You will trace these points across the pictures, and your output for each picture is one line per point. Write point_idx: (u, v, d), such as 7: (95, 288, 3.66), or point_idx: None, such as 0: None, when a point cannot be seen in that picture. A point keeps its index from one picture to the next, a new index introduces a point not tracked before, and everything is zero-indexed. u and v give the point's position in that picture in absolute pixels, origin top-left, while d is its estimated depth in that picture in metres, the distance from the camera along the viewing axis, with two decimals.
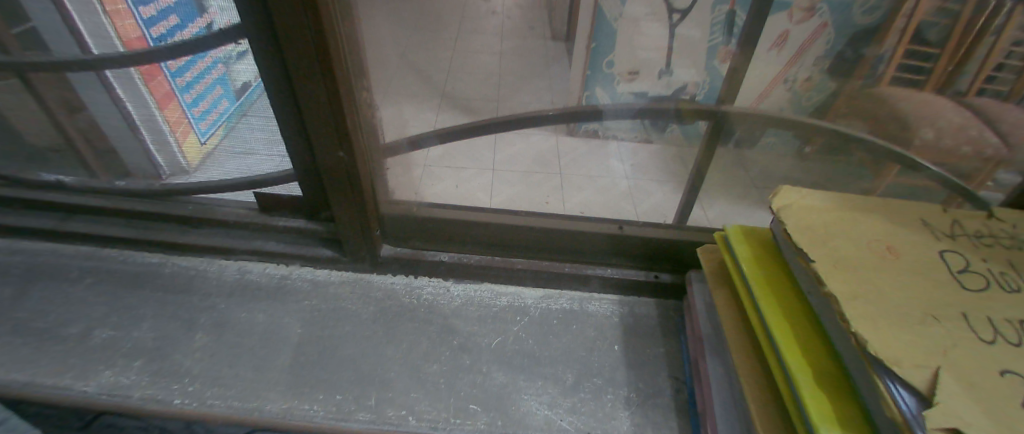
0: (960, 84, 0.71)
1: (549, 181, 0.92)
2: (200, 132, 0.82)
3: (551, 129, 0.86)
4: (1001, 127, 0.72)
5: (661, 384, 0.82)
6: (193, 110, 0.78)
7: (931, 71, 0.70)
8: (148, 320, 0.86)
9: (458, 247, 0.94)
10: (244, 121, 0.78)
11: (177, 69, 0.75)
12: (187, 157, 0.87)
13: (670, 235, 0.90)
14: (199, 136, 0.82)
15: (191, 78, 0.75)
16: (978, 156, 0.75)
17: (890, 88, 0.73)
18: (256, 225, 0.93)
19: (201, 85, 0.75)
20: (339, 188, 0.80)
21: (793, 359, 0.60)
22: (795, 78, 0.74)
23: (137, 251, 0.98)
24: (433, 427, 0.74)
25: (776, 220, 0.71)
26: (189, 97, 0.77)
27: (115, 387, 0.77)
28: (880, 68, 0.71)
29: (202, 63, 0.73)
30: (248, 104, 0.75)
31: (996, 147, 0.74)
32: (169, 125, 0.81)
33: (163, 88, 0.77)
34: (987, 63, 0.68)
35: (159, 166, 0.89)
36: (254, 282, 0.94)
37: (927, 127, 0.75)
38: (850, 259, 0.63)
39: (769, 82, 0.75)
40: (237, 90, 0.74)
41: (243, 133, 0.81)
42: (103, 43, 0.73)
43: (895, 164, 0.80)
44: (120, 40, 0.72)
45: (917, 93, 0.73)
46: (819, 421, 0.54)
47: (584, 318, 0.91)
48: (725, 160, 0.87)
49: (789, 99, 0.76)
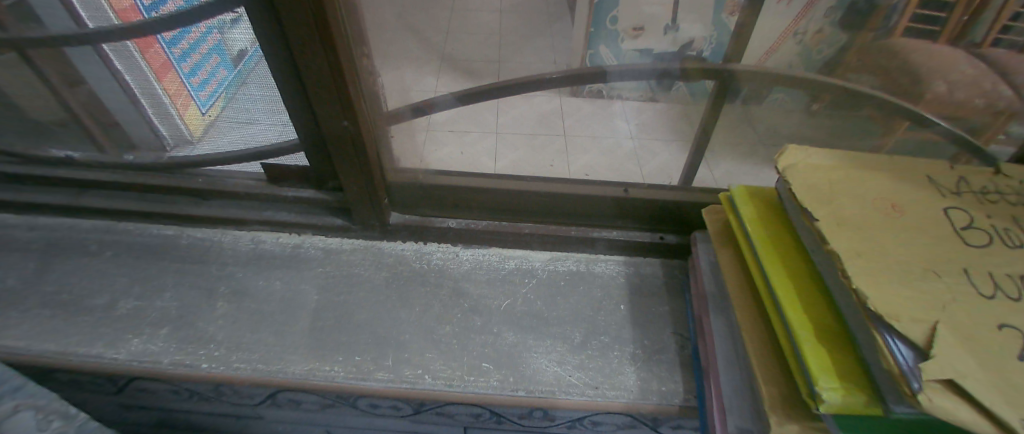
0: (975, 35, 0.70)
1: (553, 144, 0.92)
2: (200, 102, 0.81)
3: (554, 92, 0.85)
4: (1016, 79, 0.72)
5: (666, 340, 0.84)
6: (192, 80, 0.77)
7: (946, 22, 0.69)
8: (169, 290, 0.89)
9: (465, 214, 0.95)
10: (244, 89, 0.77)
11: (171, 39, 0.73)
12: (190, 127, 0.86)
13: (676, 196, 0.92)
14: (200, 107, 0.82)
15: (186, 47, 0.73)
16: (990, 109, 0.75)
17: (903, 40, 0.72)
18: (265, 196, 0.94)
19: (197, 55, 0.74)
20: (346, 157, 0.81)
21: (795, 316, 0.61)
22: (806, 30, 0.72)
23: (152, 224, 1.00)
24: (448, 385, 0.78)
25: (782, 180, 0.72)
26: (185, 67, 0.76)
27: (144, 354, 0.81)
28: (894, 20, 0.70)
29: (196, 32, 0.71)
30: (246, 72, 0.74)
31: (1010, 99, 0.73)
32: (168, 94, 0.80)
33: (160, 58, 0.76)
34: (1003, 12, 0.68)
35: (162, 136, 0.89)
36: (268, 252, 0.96)
37: (939, 80, 0.74)
38: (854, 218, 0.64)
39: (779, 35, 0.73)
40: (234, 58, 0.73)
41: (243, 102, 0.80)
42: (98, 16, 0.72)
43: (904, 122, 0.80)
44: (113, 11, 0.71)
45: (931, 46, 0.72)
46: (818, 374, 0.56)
47: (590, 279, 0.93)
48: (731, 120, 0.87)
49: (799, 52, 0.75)
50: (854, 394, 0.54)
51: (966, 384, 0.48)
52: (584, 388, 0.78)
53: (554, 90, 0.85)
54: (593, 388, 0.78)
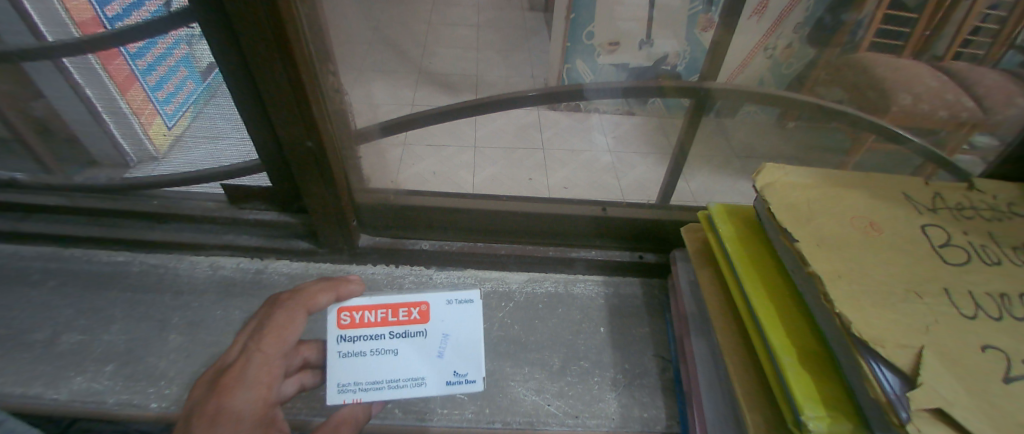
0: (937, 48, 0.71)
1: (531, 158, 0.91)
2: (167, 115, 0.75)
3: (532, 107, 0.82)
4: (977, 91, 0.73)
5: (646, 364, 0.82)
6: (158, 93, 0.72)
7: (909, 36, 0.69)
8: (118, 322, 0.83)
9: (440, 235, 0.92)
10: (213, 103, 0.71)
11: (136, 51, 0.67)
12: (155, 143, 0.80)
13: (655, 216, 0.89)
14: (167, 120, 0.76)
15: (152, 60, 0.68)
16: (954, 120, 0.75)
17: (870, 54, 0.71)
18: (225, 218, 0.89)
19: (164, 68, 0.68)
20: (311, 179, 0.76)
21: (777, 340, 0.59)
22: (775, 45, 0.71)
23: (101, 249, 0.93)
24: (420, 419, 0.74)
25: (760, 198, 0.71)
26: (151, 80, 0.70)
27: (89, 394, 0.74)
28: (859, 34, 0.69)
29: (162, 45, 0.65)
30: (217, 86, 0.68)
31: (971, 109, 0.73)
32: (133, 110, 0.74)
33: (124, 71, 0.70)
34: (964, 27, 0.68)
35: (125, 153, 0.83)
36: (227, 278, 0.90)
37: (904, 92, 0.74)
38: (834, 238, 0.63)
39: (750, 51, 0.72)
40: (203, 71, 0.67)
41: (213, 118, 0.74)
42: (58, 31, 0.67)
43: (871, 134, 0.80)
44: (73, 23, 0.66)
45: (898, 60, 0.72)
46: (804, 402, 0.54)
47: (569, 302, 0.90)
48: (708, 134, 0.86)
49: (769, 66, 0.74)
50: (841, 423, 0.52)
51: (956, 413, 0.47)
52: (564, 418, 0.75)
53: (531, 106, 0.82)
54: (573, 418, 0.75)
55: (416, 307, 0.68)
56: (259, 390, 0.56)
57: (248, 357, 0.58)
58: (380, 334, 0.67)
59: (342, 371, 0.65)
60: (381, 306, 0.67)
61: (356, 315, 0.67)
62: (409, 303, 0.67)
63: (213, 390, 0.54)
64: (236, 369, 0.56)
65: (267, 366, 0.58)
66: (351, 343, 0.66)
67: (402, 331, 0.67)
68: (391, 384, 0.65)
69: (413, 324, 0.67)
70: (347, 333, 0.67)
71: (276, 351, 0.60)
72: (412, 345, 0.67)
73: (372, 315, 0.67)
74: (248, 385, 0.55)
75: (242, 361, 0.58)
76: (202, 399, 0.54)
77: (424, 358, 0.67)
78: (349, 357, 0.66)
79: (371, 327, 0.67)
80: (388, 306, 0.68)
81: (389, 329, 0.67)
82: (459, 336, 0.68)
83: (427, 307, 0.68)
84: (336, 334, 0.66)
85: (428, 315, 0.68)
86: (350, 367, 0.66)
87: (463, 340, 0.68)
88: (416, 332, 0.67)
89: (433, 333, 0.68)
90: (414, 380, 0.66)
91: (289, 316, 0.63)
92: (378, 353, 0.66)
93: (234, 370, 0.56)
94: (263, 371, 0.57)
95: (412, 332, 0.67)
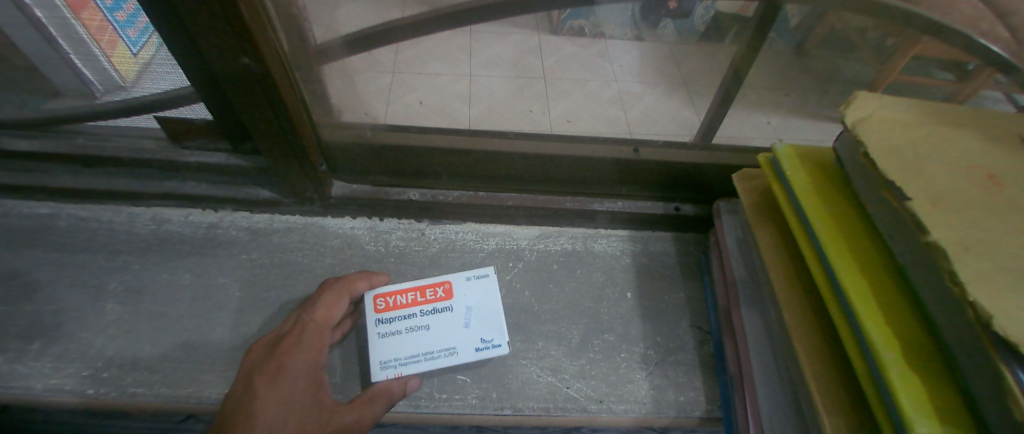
0: None
1: (530, 86, 0.68)
2: (132, 40, 0.55)
3: (531, 27, 0.61)
4: None
5: (681, 337, 0.69)
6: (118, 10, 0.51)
7: None
8: (43, 289, 0.69)
9: (432, 183, 0.76)
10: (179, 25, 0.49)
11: None
12: (121, 71, 0.60)
13: (693, 157, 0.72)
14: (132, 45, 0.55)
15: None
16: None
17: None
18: (163, 162, 0.71)
19: None
20: (258, 110, 0.58)
21: (874, 328, 0.46)
22: None
23: (18, 199, 0.76)
24: (414, 406, 0.62)
25: (849, 139, 0.54)
26: None
27: (10, 378, 0.62)
28: None
29: None
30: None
31: None
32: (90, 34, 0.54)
33: None
34: None
35: (90, 82, 0.62)
36: (175, 234, 0.74)
37: None
38: (953, 195, 0.47)
39: None
40: None
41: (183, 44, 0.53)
42: None
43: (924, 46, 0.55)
44: None
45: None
46: (911, 414, 0.41)
47: (589, 261, 0.76)
48: (783, 60, 0.61)
49: None
50: None
51: None
52: (585, 403, 0.63)
53: (530, 26, 0.60)
54: (595, 403, 0.63)
55: (440, 285, 0.65)
56: (313, 354, 0.57)
57: (304, 325, 0.59)
58: (411, 314, 0.63)
59: (382, 351, 0.61)
60: (410, 288, 0.65)
61: (390, 299, 0.64)
62: (433, 282, 0.65)
63: (273, 352, 0.55)
64: (293, 335, 0.58)
65: (319, 334, 0.59)
66: (389, 325, 0.63)
67: (432, 309, 0.64)
68: (428, 356, 0.62)
69: (440, 301, 0.64)
70: (383, 316, 0.63)
71: (326, 323, 0.60)
72: (443, 321, 0.64)
73: (404, 297, 0.64)
74: (304, 349, 0.56)
75: (296, 329, 0.59)
76: (261, 360, 0.55)
77: (455, 330, 0.63)
78: (387, 338, 0.62)
79: (405, 308, 0.64)
80: (416, 287, 0.65)
81: (420, 308, 0.64)
82: (484, 308, 0.65)
83: (450, 285, 0.66)
84: (373, 318, 0.63)
85: (453, 292, 0.65)
86: (388, 347, 0.62)
87: (488, 310, 0.65)
88: (444, 309, 0.64)
89: (460, 308, 0.65)
90: (448, 351, 0.62)
91: (336, 295, 0.62)
92: (413, 331, 0.63)
93: (290, 337, 0.58)
94: (316, 339, 0.58)
95: (442, 309, 0.64)
